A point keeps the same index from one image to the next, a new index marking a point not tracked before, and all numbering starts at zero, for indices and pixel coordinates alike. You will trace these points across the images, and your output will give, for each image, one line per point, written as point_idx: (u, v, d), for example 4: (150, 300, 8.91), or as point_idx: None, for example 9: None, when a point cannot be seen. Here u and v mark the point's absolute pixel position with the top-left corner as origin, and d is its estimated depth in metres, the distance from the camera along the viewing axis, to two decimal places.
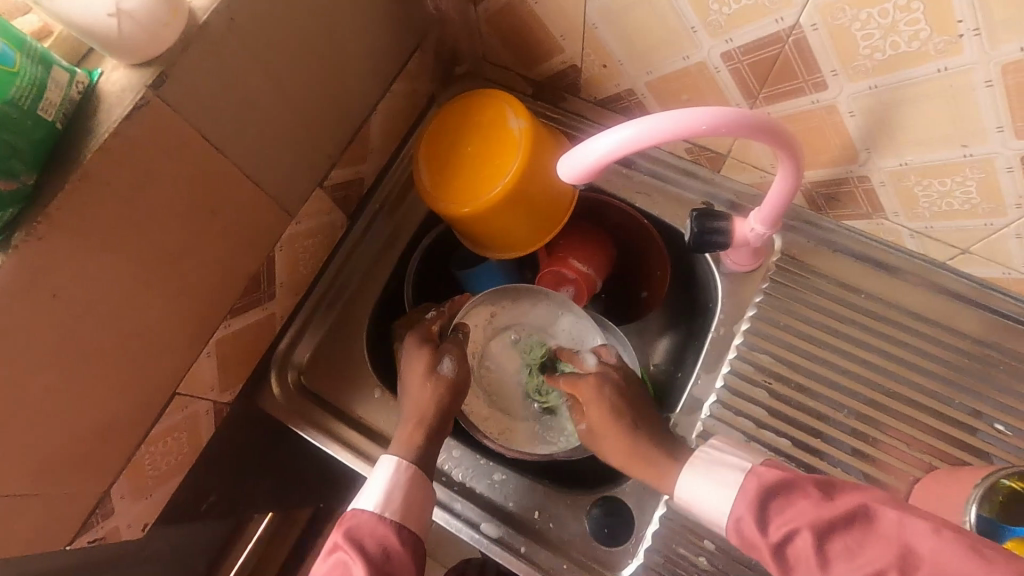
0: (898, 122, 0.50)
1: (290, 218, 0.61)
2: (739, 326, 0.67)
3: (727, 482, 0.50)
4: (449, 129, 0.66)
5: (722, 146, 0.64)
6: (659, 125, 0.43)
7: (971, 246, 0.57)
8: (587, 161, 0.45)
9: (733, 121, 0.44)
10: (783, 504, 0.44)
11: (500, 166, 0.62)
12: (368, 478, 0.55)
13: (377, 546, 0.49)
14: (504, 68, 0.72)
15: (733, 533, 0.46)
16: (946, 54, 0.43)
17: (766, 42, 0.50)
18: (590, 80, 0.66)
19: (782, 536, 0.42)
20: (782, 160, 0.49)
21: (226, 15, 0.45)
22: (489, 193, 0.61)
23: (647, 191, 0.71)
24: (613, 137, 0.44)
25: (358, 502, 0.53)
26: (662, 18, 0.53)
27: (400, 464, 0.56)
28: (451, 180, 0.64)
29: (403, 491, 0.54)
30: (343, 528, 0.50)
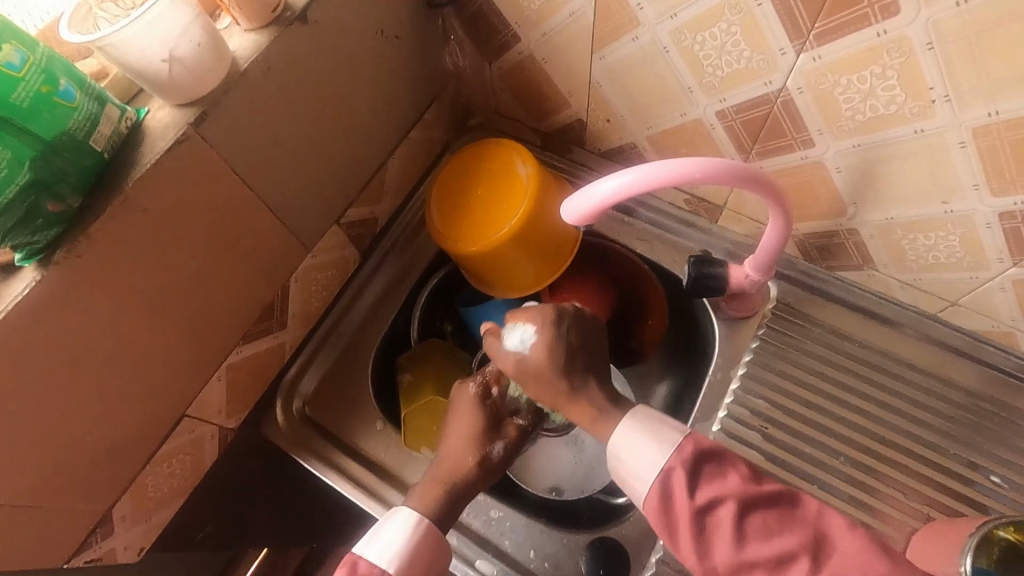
0: (881, 178, 0.53)
1: (307, 250, 0.64)
2: (736, 370, 0.68)
3: (660, 446, 0.49)
4: (462, 172, 0.71)
5: (719, 198, 0.67)
6: (654, 172, 0.47)
7: (959, 298, 0.59)
8: (586, 204, 0.49)
9: (726, 170, 0.48)
10: (713, 475, 0.47)
11: (506, 208, 0.65)
12: (395, 519, 0.53)
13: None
14: (514, 120, 0.77)
15: (654, 494, 0.47)
16: (921, 117, 0.47)
17: (756, 102, 0.54)
18: (595, 132, 0.70)
19: (707, 503, 0.45)
20: (772, 210, 0.53)
21: (264, 64, 0.49)
22: (497, 233, 0.64)
23: (648, 238, 0.74)
24: (611, 183, 0.47)
25: (370, 549, 0.50)
26: (661, 78, 0.58)
27: (421, 522, 0.52)
28: (462, 220, 0.68)
29: (419, 549, 0.51)
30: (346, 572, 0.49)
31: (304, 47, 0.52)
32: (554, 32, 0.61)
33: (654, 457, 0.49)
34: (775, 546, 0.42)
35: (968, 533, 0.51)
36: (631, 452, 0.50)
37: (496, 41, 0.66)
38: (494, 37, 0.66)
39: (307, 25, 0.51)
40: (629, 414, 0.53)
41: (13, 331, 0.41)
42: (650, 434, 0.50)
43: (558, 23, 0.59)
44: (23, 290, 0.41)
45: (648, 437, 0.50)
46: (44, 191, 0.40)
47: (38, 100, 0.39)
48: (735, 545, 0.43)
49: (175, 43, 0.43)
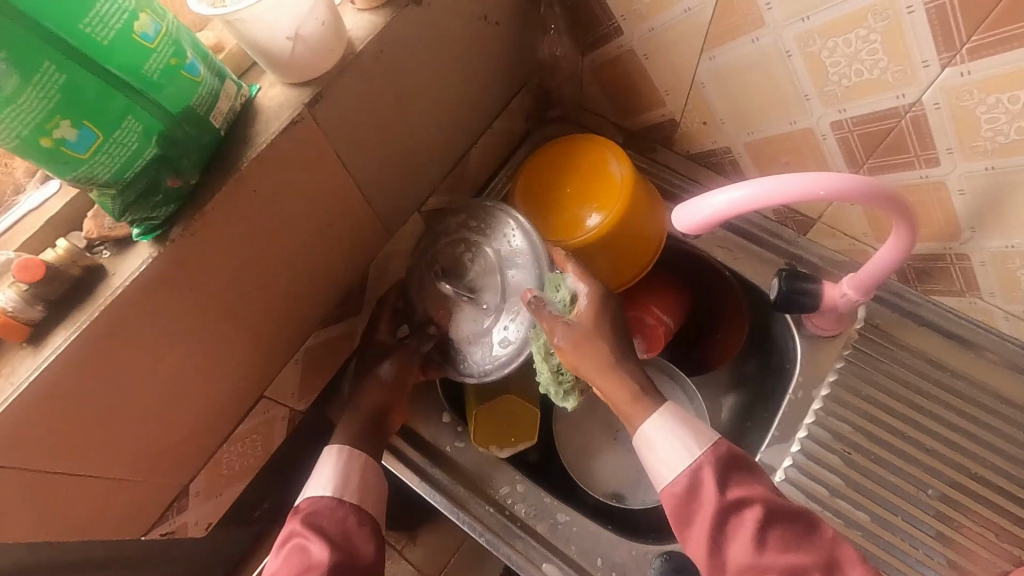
0: (1010, 205, 0.50)
1: (389, 237, 0.63)
2: (818, 390, 0.66)
3: (688, 444, 0.50)
4: (548, 169, 0.69)
5: (814, 211, 0.65)
6: (781, 186, 0.45)
7: None
8: (696, 210, 0.47)
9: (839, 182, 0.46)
10: (739, 481, 0.49)
11: (596, 209, 0.64)
12: (321, 463, 0.55)
13: (338, 530, 0.51)
14: (599, 116, 0.75)
15: (679, 482, 0.49)
16: None
17: (882, 115, 0.51)
18: (687, 134, 0.68)
19: (737, 503, 0.47)
20: (897, 225, 0.49)
21: (378, 47, 0.48)
22: (586, 234, 0.63)
23: (729, 246, 0.71)
24: (733, 193, 0.45)
25: (312, 492, 0.53)
26: (776, 83, 0.55)
27: (342, 448, 0.56)
28: (547, 218, 0.67)
29: (354, 475, 0.54)
30: (303, 519, 0.50)
31: (415, 32, 0.51)
32: (663, 29, 0.58)
33: (685, 456, 0.50)
34: (791, 561, 0.44)
35: None
36: (657, 446, 0.51)
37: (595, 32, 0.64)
38: (595, 30, 0.63)
39: (420, 8, 0.50)
40: (662, 410, 0.53)
41: (125, 307, 0.41)
42: (682, 431, 0.51)
43: (667, 20, 0.57)
44: (138, 267, 0.41)
45: (680, 433, 0.51)
46: (166, 165, 0.39)
47: (167, 73, 0.38)
48: (755, 549, 0.45)
49: (302, 21, 0.42)
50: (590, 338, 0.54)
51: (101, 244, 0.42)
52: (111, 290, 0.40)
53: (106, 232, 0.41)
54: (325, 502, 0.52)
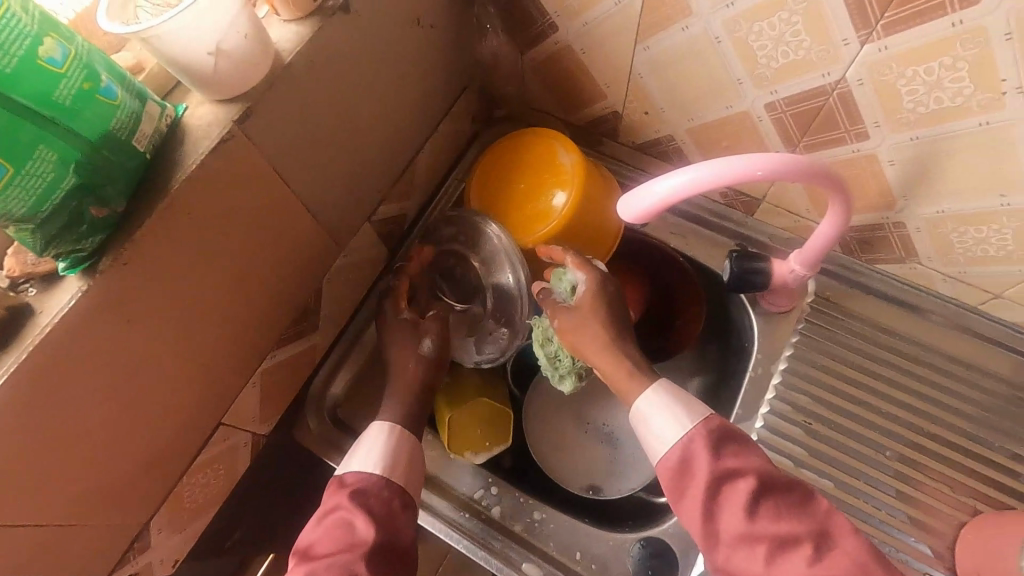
0: (937, 172, 0.53)
1: (340, 250, 0.62)
2: (777, 365, 0.67)
3: (682, 418, 0.52)
4: (500, 164, 0.69)
5: (758, 191, 0.66)
6: (719, 171, 0.46)
7: (1004, 291, 0.59)
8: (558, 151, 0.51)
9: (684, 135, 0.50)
10: (733, 454, 0.49)
11: (550, 202, 0.65)
12: (365, 441, 0.57)
13: (381, 506, 0.52)
14: (545, 113, 0.75)
15: (673, 455, 0.50)
16: (987, 109, 0.46)
17: (811, 94, 0.53)
18: (631, 125, 0.68)
19: (729, 472, 0.47)
20: (833, 200, 0.51)
21: (308, 58, 0.47)
22: (541, 229, 0.64)
23: (682, 232, 0.73)
24: (674, 181, 0.46)
25: (356, 466, 0.54)
26: (709, 69, 0.56)
27: (393, 427, 0.58)
28: (502, 216, 0.67)
29: (397, 451, 0.56)
30: (349, 495, 0.52)
31: (345, 40, 0.50)
32: (597, 23, 0.59)
33: (676, 430, 0.51)
34: (783, 529, 0.44)
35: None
36: (649, 419, 0.53)
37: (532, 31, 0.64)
38: (531, 28, 0.63)
39: (348, 16, 0.49)
40: (653, 386, 0.55)
41: (55, 345, 0.39)
42: (675, 404, 0.53)
43: (601, 13, 0.57)
44: (67, 302, 0.39)
45: (674, 407, 0.53)
46: (90, 194, 0.38)
47: (81, 98, 0.36)
48: (747, 517, 0.45)
49: (223, 36, 0.40)
50: (581, 325, 0.58)
51: (26, 281, 0.40)
52: (39, 329, 0.38)
53: (31, 269, 0.39)
54: (371, 478, 0.54)
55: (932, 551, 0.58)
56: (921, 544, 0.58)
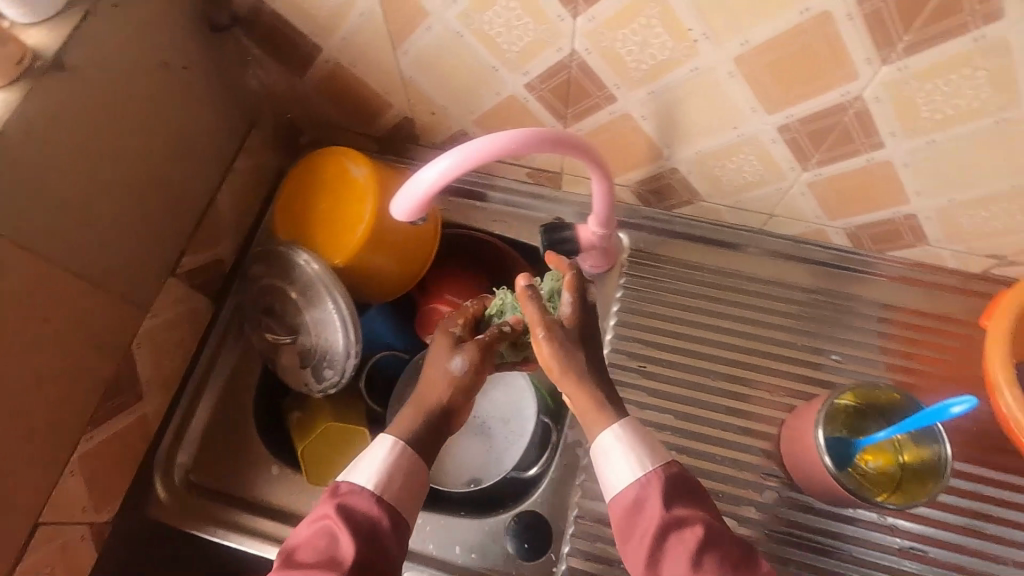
0: (677, 119, 0.63)
1: (141, 313, 0.71)
2: (611, 320, 0.76)
3: (644, 461, 0.57)
4: (302, 191, 0.79)
5: (553, 165, 0.78)
6: (467, 150, 0.51)
7: (774, 210, 0.72)
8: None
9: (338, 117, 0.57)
10: (684, 511, 0.54)
11: (357, 211, 0.74)
12: (375, 454, 0.60)
13: (365, 520, 0.56)
14: (343, 129, 0.83)
15: (629, 495, 0.56)
16: (691, 57, 0.57)
17: (556, 68, 0.62)
18: (426, 127, 0.76)
19: (681, 520, 0.53)
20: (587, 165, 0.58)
21: (20, 121, 0.55)
22: (357, 235, 0.73)
23: (501, 218, 0.84)
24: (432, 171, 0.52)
25: (353, 475, 0.59)
26: (466, 62, 0.65)
27: (398, 444, 0.61)
28: (318, 234, 0.76)
29: (398, 472, 0.59)
30: (337, 506, 0.56)
31: (108, 103, 0.62)
32: (352, 35, 0.67)
33: (634, 470, 0.57)
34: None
35: (817, 409, 0.63)
36: (608, 457, 0.58)
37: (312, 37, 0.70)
38: (296, 57, 0.74)
39: (63, 70, 0.57)
40: (624, 424, 0.59)
41: None
42: (638, 446, 0.58)
43: (351, 25, 0.66)
44: None
45: (633, 449, 0.58)
46: None
47: None
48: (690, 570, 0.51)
49: None
50: (570, 350, 0.61)
51: None
52: None
53: None
54: (371, 496, 0.57)
55: (764, 453, 0.70)
56: (757, 449, 0.70)
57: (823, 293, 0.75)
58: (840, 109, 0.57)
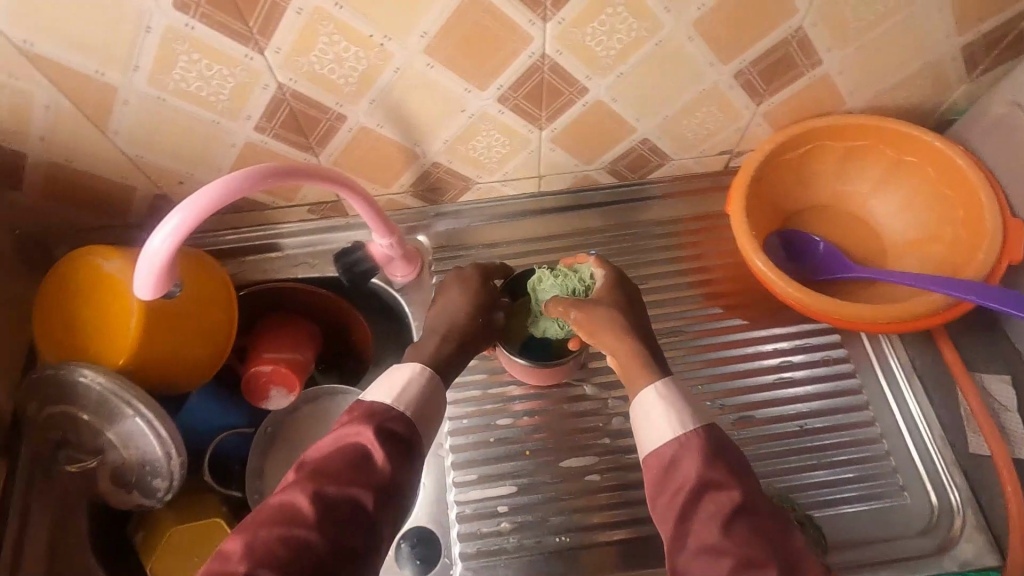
0: (649, 93, 0.62)
1: (137, 480, 0.61)
2: None
3: (682, 420, 0.51)
4: (103, 332, 0.59)
5: (530, 171, 0.72)
6: (192, 209, 0.47)
7: (735, 145, 0.72)
8: (154, 264, 0.48)
9: (259, 175, 0.50)
10: (708, 478, 0.47)
11: (215, 317, 0.64)
12: (648, 405, 0.53)
13: (705, 469, 0.47)
14: (263, 208, 0.72)
15: (669, 451, 0.50)
16: (655, 31, 0.55)
17: (527, 74, 0.58)
18: (379, 174, 0.69)
19: (707, 474, 0.47)
20: (346, 191, 0.59)
21: None
22: (222, 329, 0.65)
23: (484, 233, 0.78)
24: (160, 239, 0.47)
25: (658, 434, 0.51)
26: (429, 89, 0.58)
27: (666, 388, 0.54)
28: (211, 356, 0.64)
29: (683, 416, 0.51)
30: (674, 449, 0.49)
31: None
32: (260, 109, 0.58)
33: (672, 427, 0.51)
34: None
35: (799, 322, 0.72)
36: (649, 417, 0.52)
37: (217, 124, 0.58)
38: (211, 156, 0.62)
39: None
40: (661, 382, 0.54)
41: None
42: (676, 408, 0.52)
43: (273, 80, 0.55)
44: None
45: (675, 409, 0.52)
46: None
47: None
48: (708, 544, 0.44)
49: None
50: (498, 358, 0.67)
51: None
52: None
53: None
54: (693, 437, 0.50)
55: None
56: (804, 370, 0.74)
57: (829, 204, 0.74)
58: (781, 45, 0.59)
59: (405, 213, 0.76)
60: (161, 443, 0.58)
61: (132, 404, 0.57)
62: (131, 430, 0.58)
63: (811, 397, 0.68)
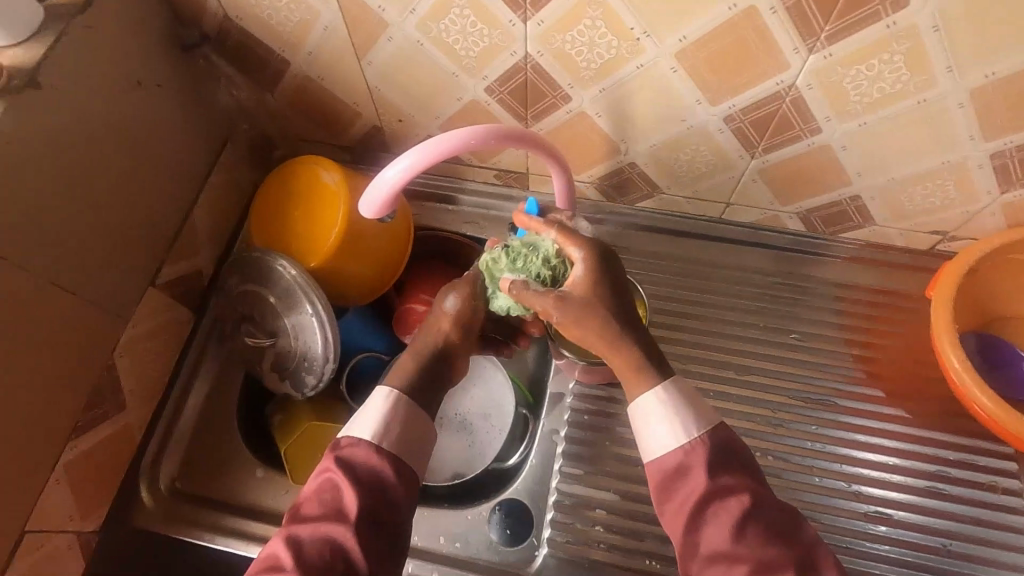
0: (885, 150, 0.58)
1: (293, 369, 0.67)
2: (785, 351, 0.72)
3: (685, 425, 0.49)
4: (305, 231, 0.67)
5: (721, 195, 0.71)
6: (423, 151, 0.51)
7: (954, 229, 0.66)
8: (381, 192, 0.52)
9: (492, 134, 0.53)
10: (717, 489, 0.46)
11: (392, 250, 0.69)
12: (650, 408, 0.50)
13: (714, 484, 0.46)
14: (456, 162, 0.76)
15: (673, 459, 0.48)
16: (922, 89, 0.52)
17: (767, 100, 0.56)
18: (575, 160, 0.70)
19: (720, 490, 0.46)
20: (551, 163, 0.59)
21: None
22: (394, 263, 0.69)
23: (651, 243, 0.77)
24: (391, 171, 0.51)
25: (660, 441, 0.49)
26: (663, 92, 0.58)
27: (673, 388, 0.50)
28: (378, 283, 0.70)
29: (689, 419, 0.49)
30: (680, 461, 0.48)
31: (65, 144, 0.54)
32: (497, 73, 0.61)
33: (676, 435, 0.49)
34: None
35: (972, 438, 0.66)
36: (649, 421, 0.50)
37: (455, 77, 0.63)
38: (436, 104, 0.67)
39: None
40: (663, 387, 0.50)
41: None
42: (679, 412, 0.49)
43: (522, 48, 0.57)
44: None
45: (677, 411, 0.49)
46: None
47: None
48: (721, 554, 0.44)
49: None
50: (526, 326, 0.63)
51: None
52: None
53: None
54: (699, 445, 0.48)
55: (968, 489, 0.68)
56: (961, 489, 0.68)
57: None
58: None
59: (583, 202, 0.77)
60: (325, 345, 0.64)
61: (313, 303, 0.64)
62: (303, 325, 0.65)
63: (965, 519, 0.63)
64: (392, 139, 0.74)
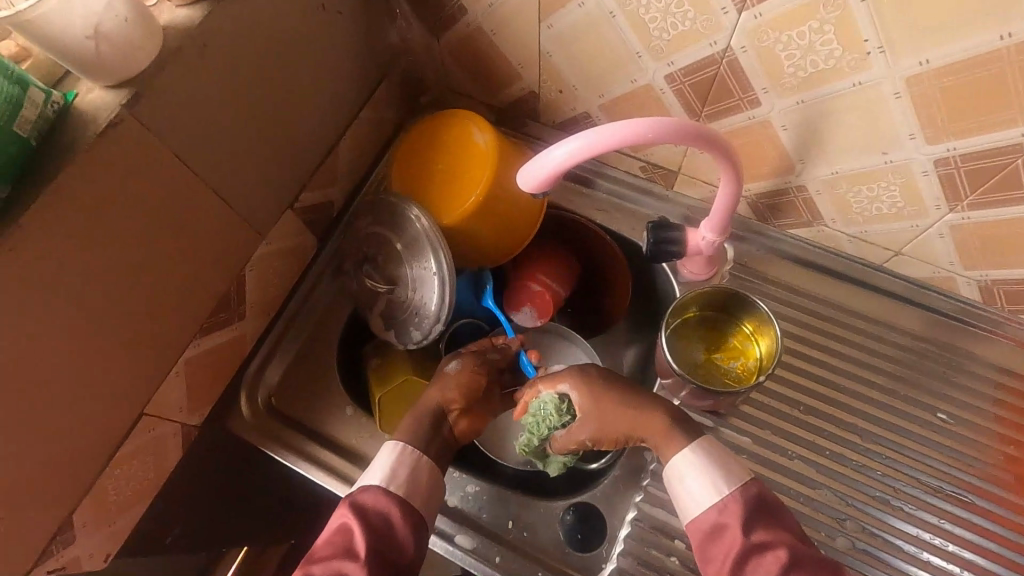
0: None
1: (401, 318, 0.67)
2: (922, 430, 0.64)
3: (718, 481, 0.49)
4: (447, 185, 0.66)
5: (895, 244, 0.63)
6: (602, 137, 0.46)
7: None
8: (541, 171, 0.49)
9: (679, 128, 0.48)
10: (759, 541, 0.45)
11: (521, 223, 0.66)
12: (682, 469, 0.51)
13: (754, 538, 0.45)
14: None
15: (709, 518, 0.48)
16: None
17: (1000, 151, 0.49)
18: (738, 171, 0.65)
19: (762, 543, 0.45)
20: (723, 170, 0.53)
21: None
22: (519, 237, 0.67)
23: (793, 276, 0.70)
24: (562, 150, 0.47)
25: (694, 503, 0.49)
26: (874, 118, 0.52)
27: (704, 447, 0.52)
28: (498, 254, 0.67)
29: (721, 475, 0.50)
30: (717, 518, 0.47)
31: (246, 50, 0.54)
32: (687, 62, 0.56)
33: (711, 492, 0.49)
34: None
35: None
36: (685, 481, 0.51)
37: (638, 58, 0.58)
38: (606, 82, 0.63)
39: None
40: (695, 447, 0.52)
41: None
42: (712, 468, 0.50)
43: (727, 41, 0.52)
44: None
45: (712, 468, 0.50)
46: None
47: None
48: None
49: (99, 19, 0.42)
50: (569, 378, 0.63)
51: None
52: None
53: None
54: (733, 501, 0.48)
55: None
56: None
57: None
58: None
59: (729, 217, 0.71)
60: (439, 305, 0.63)
61: (439, 259, 0.62)
62: (423, 278, 0.64)
63: None
64: (545, 108, 0.70)
